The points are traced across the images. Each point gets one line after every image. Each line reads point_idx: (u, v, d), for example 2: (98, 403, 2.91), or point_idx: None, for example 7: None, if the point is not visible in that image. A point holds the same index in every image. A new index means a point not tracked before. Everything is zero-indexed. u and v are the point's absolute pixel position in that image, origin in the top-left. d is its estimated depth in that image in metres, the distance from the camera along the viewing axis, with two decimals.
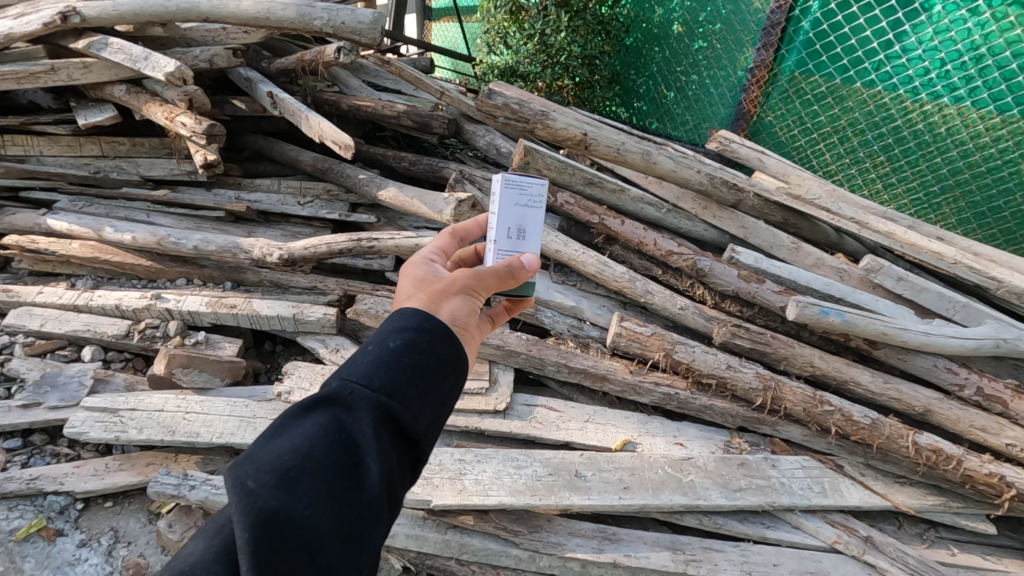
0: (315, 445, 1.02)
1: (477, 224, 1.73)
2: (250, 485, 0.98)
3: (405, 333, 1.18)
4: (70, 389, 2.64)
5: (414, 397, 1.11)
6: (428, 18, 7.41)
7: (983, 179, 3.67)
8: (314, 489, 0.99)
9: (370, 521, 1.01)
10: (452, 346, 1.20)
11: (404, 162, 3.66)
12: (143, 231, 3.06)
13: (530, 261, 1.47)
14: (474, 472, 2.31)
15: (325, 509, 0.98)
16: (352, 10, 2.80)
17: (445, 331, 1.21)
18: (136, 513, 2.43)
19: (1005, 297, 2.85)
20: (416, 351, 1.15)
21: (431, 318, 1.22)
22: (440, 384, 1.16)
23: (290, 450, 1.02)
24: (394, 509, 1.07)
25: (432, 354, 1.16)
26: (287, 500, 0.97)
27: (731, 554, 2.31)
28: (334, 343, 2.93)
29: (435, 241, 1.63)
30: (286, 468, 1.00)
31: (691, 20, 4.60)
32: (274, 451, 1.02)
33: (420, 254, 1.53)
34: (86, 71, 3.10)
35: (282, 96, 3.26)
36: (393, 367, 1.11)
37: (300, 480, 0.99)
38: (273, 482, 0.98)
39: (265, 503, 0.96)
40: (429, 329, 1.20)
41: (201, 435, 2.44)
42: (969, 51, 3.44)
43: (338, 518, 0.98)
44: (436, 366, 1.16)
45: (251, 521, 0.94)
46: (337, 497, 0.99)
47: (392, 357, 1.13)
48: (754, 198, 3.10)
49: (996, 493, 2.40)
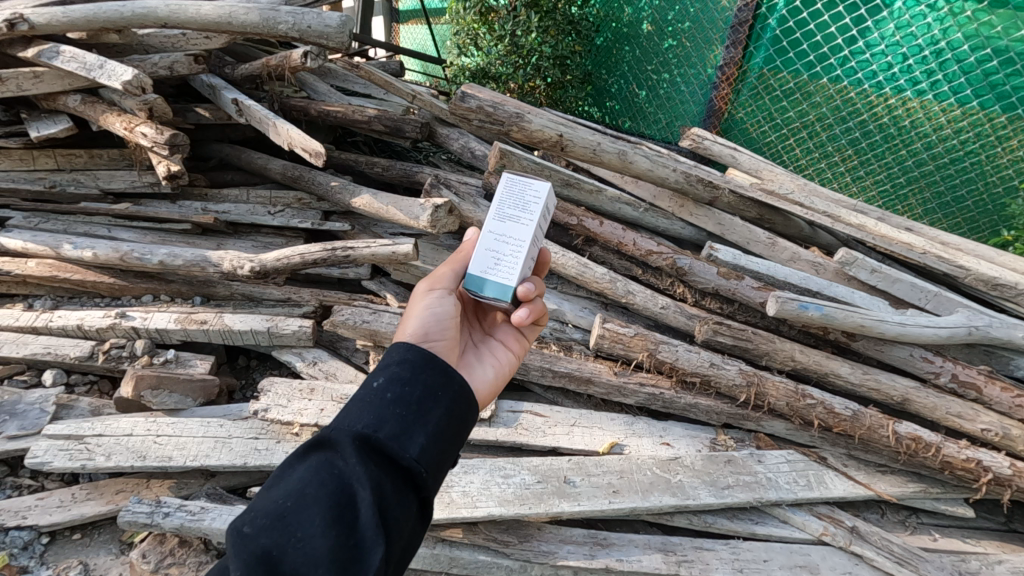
0: (307, 483, 1.04)
1: (520, 228, 1.54)
2: (245, 530, 1.00)
3: (388, 369, 1.21)
4: (31, 416, 2.50)
5: (402, 427, 1.12)
6: (396, 21, 7.35)
7: (946, 170, 3.77)
8: (308, 522, 0.99)
9: (368, 546, 0.99)
10: (437, 374, 1.22)
11: (376, 167, 3.58)
12: (104, 246, 2.91)
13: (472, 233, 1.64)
14: (461, 484, 2.26)
15: (321, 540, 0.98)
16: (318, 14, 2.71)
17: (428, 359, 1.24)
18: (107, 544, 2.32)
19: (973, 285, 2.93)
20: (400, 384, 1.18)
21: (412, 349, 1.26)
22: (429, 412, 1.17)
23: (284, 493, 1.04)
24: (396, 539, 1.04)
25: (415, 384, 1.19)
26: (280, 539, 0.98)
27: (722, 552, 2.31)
28: (311, 356, 2.87)
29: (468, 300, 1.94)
30: (279, 509, 1.01)
31: (660, 20, 4.62)
32: (270, 496, 1.04)
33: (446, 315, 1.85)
34: (37, 81, 2.97)
35: (248, 102, 3.16)
36: (377, 403, 1.14)
37: (294, 517, 1.00)
38: (267, 523, 1.00)
39: (259, 544, 0.98)
40: (411, 360, 1.23)
41: (174, 459, 2.34)
42: (929, 46, 3.55)
43: (335, 548, 0.98)
44: (422, 394, 1.18)
45: (245, 562, 0.95)
46: (332, 527, 0.99)
47: (377, 394, 1.16)
48: (729, 195, 3.12)
49: (974, 478, 2.45)
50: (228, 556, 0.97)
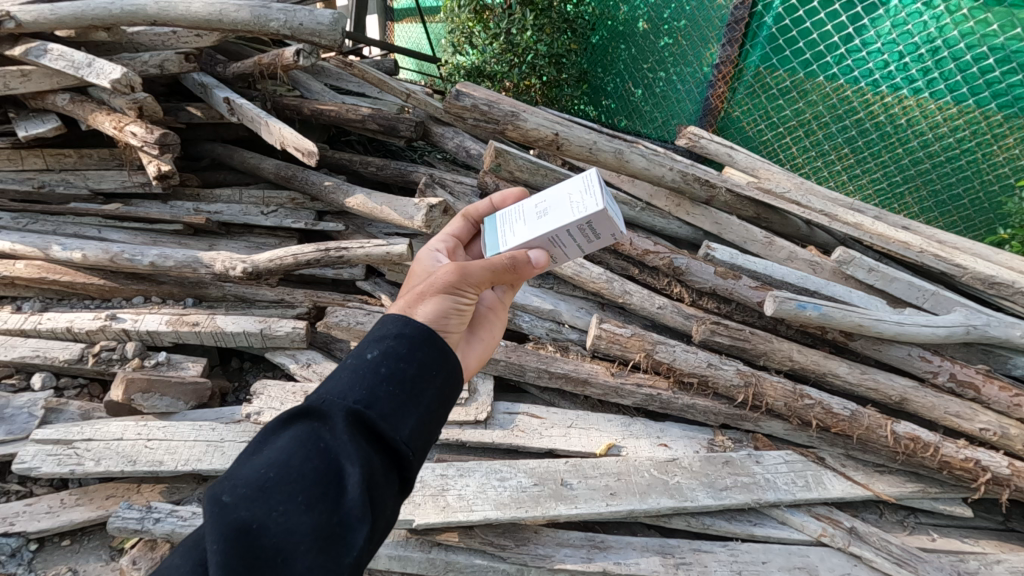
0: (292, 455, 1.03)
1: None
2: (224, 499, 0.99)
3: (384, 342, 1.18)
4: (19, 421, 2.45)
5: (393, 406, 1.10)
6: (390, 19, 7.30)
7: (942, 168, 3.76)
8: (290, 498, 0.99)
9: (351, 526, 0.99)
10: (434, 352, 1.19)
11: (370, 167, 3.54)
12: (93, 247, 2.87)
13: (536, 256, 1.49)
14: (457, 487, 2.24)
15: (303, 517, 0.98)
16: (310, 11, 2.67)
17: (427, 336, 1.21)
18: (97, 551, 2.29)
19: (970, 283, 2.92)
20: (395, 360, 1.15)
21: (410, 324, 1.22)
22: (422, 391, 1.14)
23: (267, 463, 1.03)
24: (379, 518, 1.04)
25: (411, 361, 1.16)
26: (260, 511, 0.98)
27: (721, 555, 2.29)
28: (305, 358, 2.83)
29: (447, 228, 1.75)
30: (261, 480, 1.01)
31: (656, 18, 4.60)
32: (253, 465, 1.04)
33: (426, 248, 1.66)
34: (25, 80, 2.92)
35: (239, 101, 3.12)
36: (370, 377, 1.11)
37: (276, 490, 1.00)
38: (248, 494, 0.99)
39: (238, 516, 0.97)
40: (409, 336, 1.20)
41: (165, 463, 2.31)
42: (926, 44, 3.54)
43: (317, 525, 0.98)
44: (417, 373, 1.15)
45: (223, 534, 0.95)
46: (316, 504, 0.99)
47: (370, 369, 1.13)
48: (726, 194, 3.10)
49: (973, 477, 2.44)
50: (207, 525, 0.97)
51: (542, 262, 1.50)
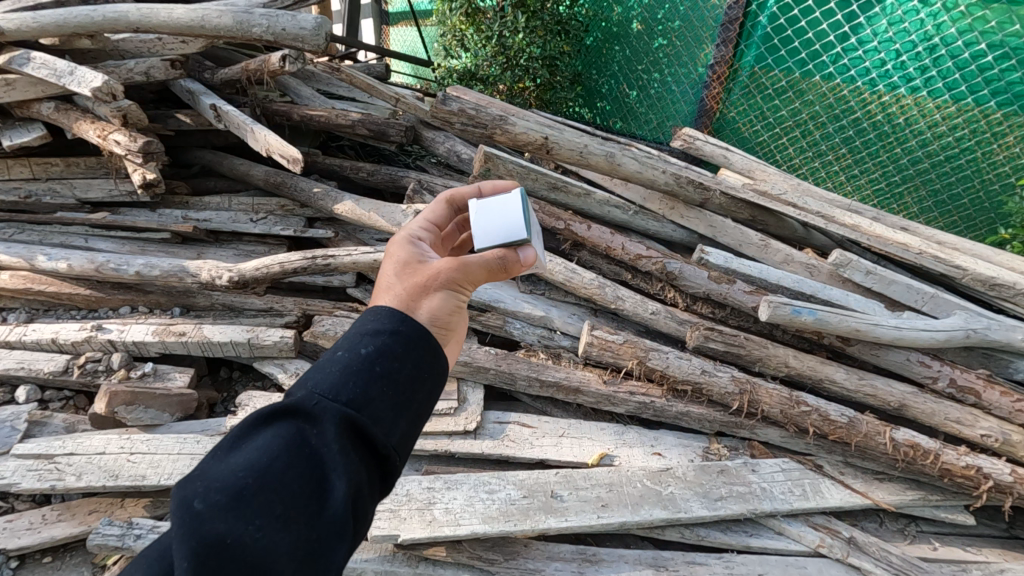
0: (275, 459, 0.98)
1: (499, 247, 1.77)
2: (197, 506, 0.93)
3: (378, 338, 1.14)
4: (1, 434, 2.39)
5: (385, 410, 1.07)
6: (385, 23, 7.28)
7: (942, 168, 3.70)
8: (269, 509, 0.94)
9: (332, 540, 0.96)
10: (428, 353, 1.17)
11: (361, 172, 3.51)
12: (79, 257, 2.84)
13: (525, 255, 1.45)
14: (444, 501, 2.19)
15: (282, 531, 0.94)
16: (293, 16, 2.61)
17: (422, 334, 1.18)
18: (79, 567, 2.24)
19: (971, 285, 2.85)
20: (389, 359, 1.11)
21: (407, 321, 1.18)
22: (414, 394, 1.12)
23: (246, 466, 0.98)
24: (358, 528, 1.02)
25: (406, 361, 1.12)
26: (237, 522, 0.92)
27: (716, 567, 2.23)
28: (294, 367, 2.79)
29: (428, 213, 1.64)
30: (240, 486, 0.95)
31: (649, 18, 4.54)
32: (229, 466, 0.98)
33: (406, 232, 1.52)
34: (9, 89, 2.89)
35: (226, 108, 3.09)
36: (364, 376, 1.08)
37: (255, 498, 0.95)
38: (223, 502, 0.94)
39: (212, 527, 0.91)
40: (405, 333, 1.16)
41: (148, 478, 2.26)
42: (923, 42, 3.49)
43: (296, 539, 0.94)
44: (411, 374, 1.12)
45: (193, 547, 0.89)
46: (297, 515, 0.95)
47: (364, 366, 1.09)
48: (720, 196, 3.05)
49: (974, 485, 2.38)
50: (176, 533, 0.91)
51: (531, 261, 1.47)
